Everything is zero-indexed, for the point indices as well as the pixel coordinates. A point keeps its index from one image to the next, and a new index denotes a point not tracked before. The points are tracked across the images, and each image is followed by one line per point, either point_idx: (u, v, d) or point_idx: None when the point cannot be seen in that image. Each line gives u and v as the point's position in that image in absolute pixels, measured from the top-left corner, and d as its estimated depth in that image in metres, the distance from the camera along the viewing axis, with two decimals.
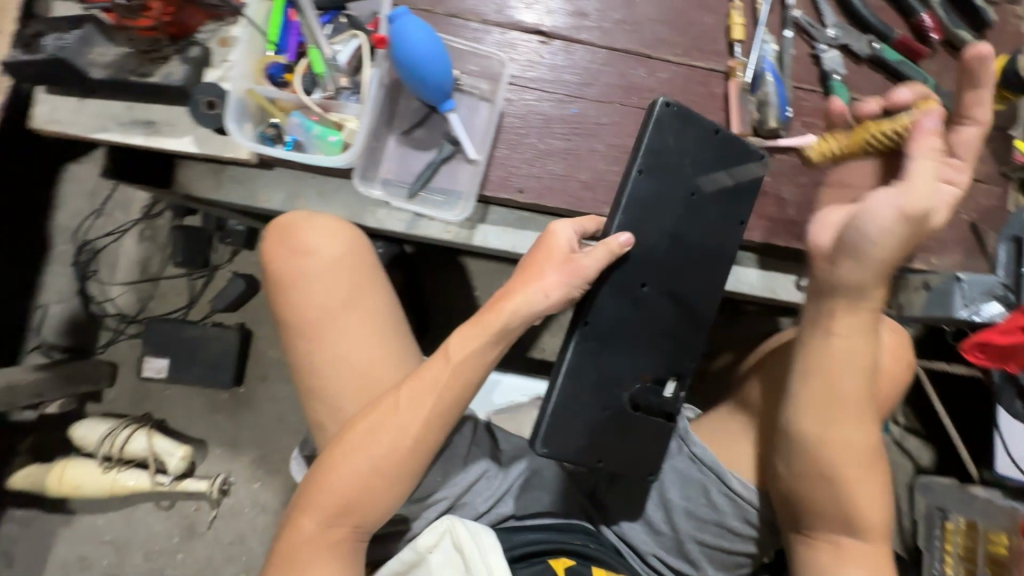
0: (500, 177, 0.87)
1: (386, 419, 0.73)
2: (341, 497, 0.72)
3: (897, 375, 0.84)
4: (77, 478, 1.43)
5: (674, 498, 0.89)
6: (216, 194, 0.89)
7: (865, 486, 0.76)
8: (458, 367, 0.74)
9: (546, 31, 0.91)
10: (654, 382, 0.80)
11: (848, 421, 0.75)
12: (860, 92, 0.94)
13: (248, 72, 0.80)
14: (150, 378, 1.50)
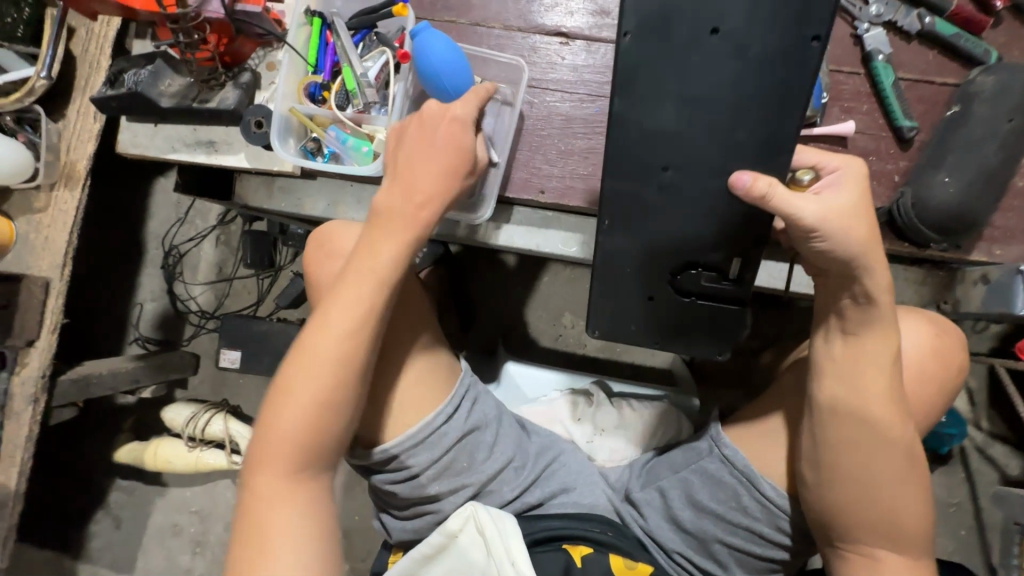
0: (523, 178, 0.92)
1: (314, 344, 0.73)
2: (285, 441, 0.72)
3: (951, 378, 0.77)
4: (168, 454, 1.62)
5: (703, 497, 0.89)
6: (268, 204, 1.00)
7: (901, 488, 0.74)
8: (382, 272, 0.75)
9: (568, 32, 0.93)
10: (716, 270, 0.83)
11: (878, 424, 0.73)
12: (908, 72, 0.88)
13: (290, 92, 0.88)
14: (226, 368, 1.64)
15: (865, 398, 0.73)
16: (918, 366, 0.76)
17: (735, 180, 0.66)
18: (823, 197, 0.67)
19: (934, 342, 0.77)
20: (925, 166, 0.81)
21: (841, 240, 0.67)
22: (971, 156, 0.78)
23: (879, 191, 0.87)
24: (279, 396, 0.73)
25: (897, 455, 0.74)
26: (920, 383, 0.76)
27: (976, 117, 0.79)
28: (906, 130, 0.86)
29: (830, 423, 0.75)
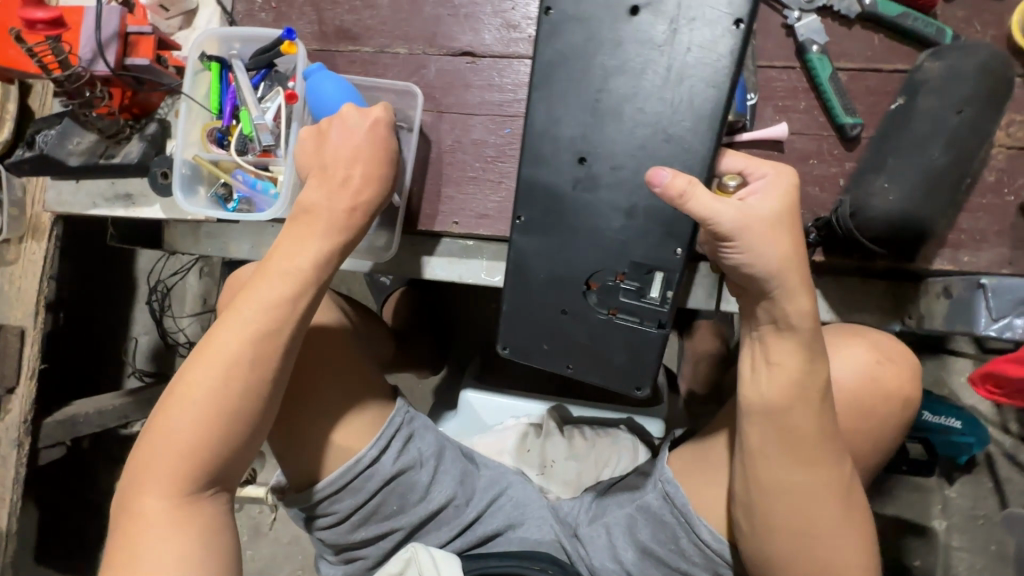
0: (438, 208, 0.88)
1: (224, 341, 0.65)
2: (172, 460, 0.63)
3: (891, 409, 0.68)
4: None
5: (646, 539, 0.82)
6: (196, 250, 0.99)
7: (840, 534, 0.65)
8: (302, 272, 0.69)
9: (475, 50, 0.88)
10: (637, 284, 0.73)
11: (813, 461, 0.64)
12: (850, 61, 0.78)
13: (194, 139, 0.87)
14: None
15: (798, 434, 0.63)
16: (852, 397, 0.67)
17: (653, 177, 0.59)
18: (743, 206, 0.60)
19: (873, 369, 0.67)
20: (865, 170, 0.72)
21: (755, 257, 0.59)
22: (915, 158, 0.68)
23: (822, 198, 0.78)
24: (169, 407, 0.64)
25: (834, 498, 0.64)
26: (853, 415, 0.67)
27: (921, 111, 0.69)
28: (849, 128, 0.76)
29: (767, 465, 0.65)
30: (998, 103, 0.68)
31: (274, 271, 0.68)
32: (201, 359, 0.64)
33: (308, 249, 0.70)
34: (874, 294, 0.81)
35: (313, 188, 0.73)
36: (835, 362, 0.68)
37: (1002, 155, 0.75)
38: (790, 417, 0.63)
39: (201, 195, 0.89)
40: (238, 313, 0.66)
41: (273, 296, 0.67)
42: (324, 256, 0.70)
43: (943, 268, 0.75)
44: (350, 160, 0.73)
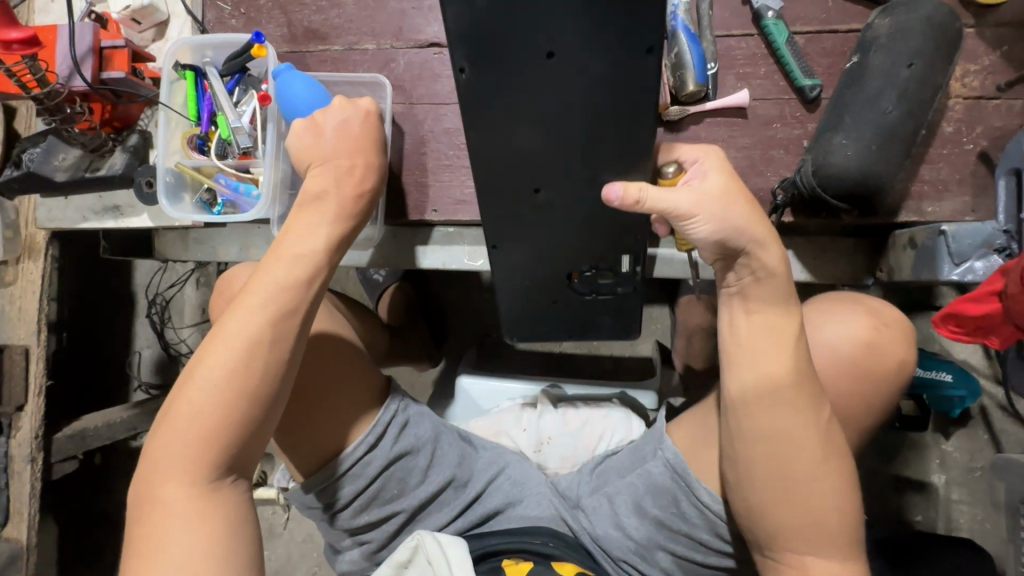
0: (417, 198, 0.90)
1: (232, 323, 0.63)
2: (194, 444, 0.61)
3: (880, 373, 0.70)
4: None
5: (648, 505, 0.83)
6: (186, 257, 1.02)
7: (823, 481, 0.64)
8: (309, 255, 0.68)
9: (442, 41, 0.90)
10: (608, 268, 0.76)
11: (796, 407, 0.63)
12: (806, 24, 0.80)
13: (176, 147, 0.89)
14: None
15: (774, 382, 0.63)
16: (845, 360, 0.69)
17: (608, 196, 0.56)
18: (698, 190, 0.59)
19: (870, 335, 0.70)
20: (824, 128, 0.74)
21: (724, 232, 0.59)
22: (871, 113, 0.70)
23: (787, 159, 0.80)
24: (187, 390, 0.62)
25: (820, 448, 0.64)
26: (843, 372, 0.69)
27: (873, 67, 0.71)
28: (808, 90, 0.78)
29: (749, 409, 0.65)
30: (948, 54, 0.69)
31: (285, 254, 0.67)
32: (217, 341, 0.63)
33: (318, 234, 0.70)
34: (845, 251, 0.83)
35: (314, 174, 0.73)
36: (833, 326, 0.70)
37: (959, 105, 0.77)
38: (776, 357, 0.63)
39: (186, 202, 0.91)
40: (251, 294, 0.64)
41: (288, 278, 0.66)
42: (331, 241, 0.71)
43: (910, 220, 0.77)
44: (343, 145, 0.75)
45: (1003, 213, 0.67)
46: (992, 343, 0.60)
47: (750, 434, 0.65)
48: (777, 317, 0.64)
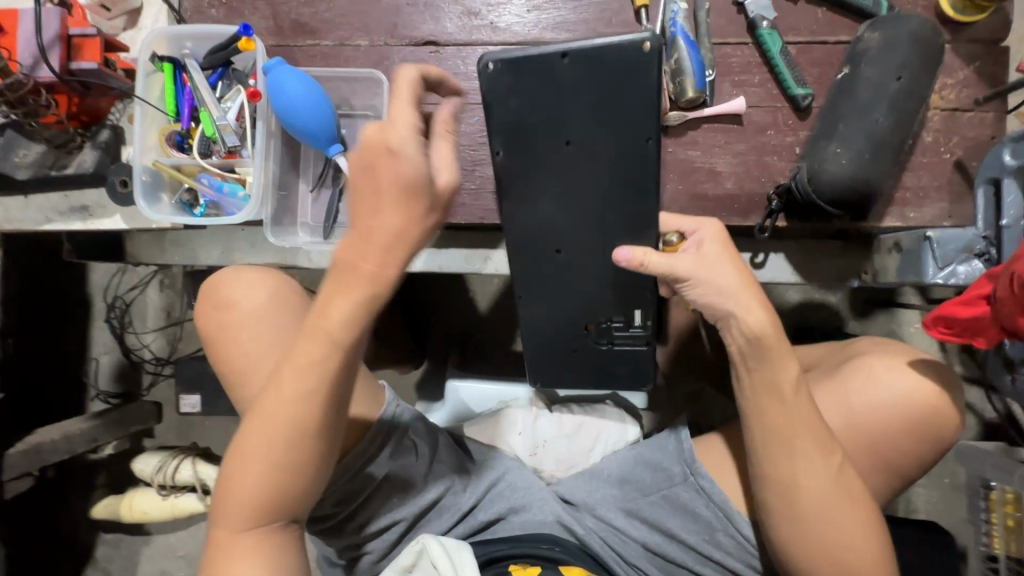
0: None
1: (280, 390, 0.59)
2: (250, 514, 0.61)
3: (931, 423, 0.69)
4: (143, 505, 1.53)
5: (675, 527, 0.87)
6: (163, 260, 0.96)
7: (845, 517, 0.66)
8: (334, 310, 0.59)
9: (438, 39, 0.87)
10: (623, 319, 0.80)
11: (809, 452, 0.65)
12: (798, 34, 0.83)
13: (152, 144, 0.84)
14: (188, 414, 1.54)
15: (778, 430, 0.66)
16: (897, 411, 0.69)
17: (618, 258, 0.68)
18: (695, 254, 0.67)
19: (921, 391, 0.70)
20: (819, 136, 0.76)
21: (711, 290, 0.66)
22: (862, 124, 0.73)
23: (781, 166, 0.82)
24: (236, 466, 0.61)
25: (842, 485, 0.66)
26: (896, 423, 0.70)
27: (864, 79, 0.74)
28: (801, 99, 0.80)
29: (757, 449, 0.68)
30: (933, 68, 0.73)
31: (310, 327, 0.59)
32: (257, 419, 0.60)
33: (334, 307, 0.57)
34: (833, 254, 0.87)
35: (375, 209, 0.53)
36: (888, 377, 0.71)
37: (938, 117, 0.81)
38: (784, 394, 0.65)
39: (165, 203, 0.86)
40: (283, 374, 0.60)
41: (315, 358, 0.59)
42: (354, 318, 0.57)
43: (893, 226, 0.81)
44: (405, 181, 0.52)
45: (981, 219, 0.71)
46: (978, 344, 0.63)
47: (767, 475, 0.67)
48: (779, 367, 0.65)
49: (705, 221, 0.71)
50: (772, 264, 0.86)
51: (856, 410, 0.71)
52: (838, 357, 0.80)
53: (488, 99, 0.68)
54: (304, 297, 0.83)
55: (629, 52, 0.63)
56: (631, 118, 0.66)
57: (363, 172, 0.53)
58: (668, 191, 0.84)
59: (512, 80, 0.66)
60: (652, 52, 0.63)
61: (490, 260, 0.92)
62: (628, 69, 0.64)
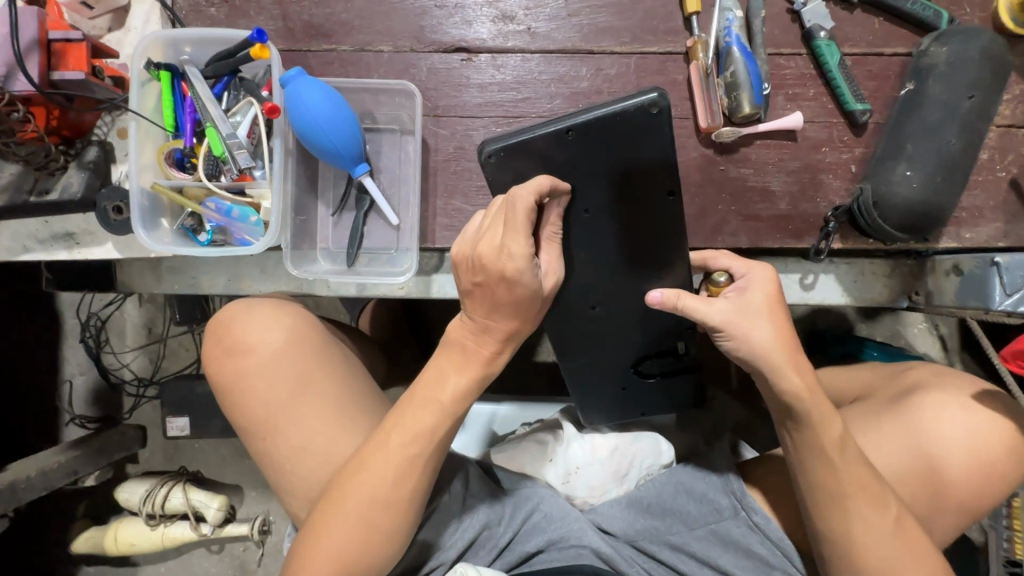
0: (444, 222, 0.80)
1: (374, 457, 0.65)
2: (331, 568, 0.63)
3: (997, 461, 0.67)
4: (130, 537, 1.42)
5: (724, 561, 0.81)
6: (160, 289, 0.86)
7: (914, 566, 0.62)
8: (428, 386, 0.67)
9: (470, 45, 0.80)
10: (666, 353, 0.84)
11: (865, 509, 0.62)
12: (854, 46, 0.78)
13: (148, 163, 0.74)
14: (176, 437, 1.40)
15: (828, 487, 0.62)
16: (965, 452, 0.67)
17: (651, 299, 0.63)
18: (736, 300, 0.62)
19: (988, 433, 0.67)
20: (882, 156, 0.73)
21: (744, 343, 0.60)
22: (931, 144, 0.69)
23: (836, 184, 0.79)
24: (327, 517, 0.65)
25: (909, 537, 0.62)
26: (962, 465, 0.67)
27: (932, 97, 0.70)
28: (859, 115, 0.77)
29: (813, 504, 0.64)
30: (1002, 85, 0.70)
31: (418, 396, 0.66)
32: (356, 476, 0.65)
33: (447, 382, 0.66)
34: (883, 274, 0.84)
35: (490, 313, 0.63)
36: (951, 417, 0.68)
37: (994, 133, 0.79)
38: (837, 448, 0.62)
39: (165, 229, 0.77)
40: (387, 437, 0.65)
41: (423, 425, 0.65)
42: (464, 393, 0.66)
43: (947, 246, 0.79)
44: (515, 293, 0.61)
45: None
46: None
47: (824, 528, 0.64)
48: (823, 425, 0.62)
49: (750, 265, 0.65)
50: (822, 286, 0.83)
51: (922, 451, 0.68)
52: (894, 385, 0.76)
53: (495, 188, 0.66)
54: (322, 340, 0.79)
55: (639, 114, 0.61)
56: (642, 176, 0.65)
57: (475, 287, 0.62)
58: (720, 212, 0.79)
59: (519, 164, 0.64)
60: (660, 113, 0.61)
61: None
62: (637, 131, 0.62)
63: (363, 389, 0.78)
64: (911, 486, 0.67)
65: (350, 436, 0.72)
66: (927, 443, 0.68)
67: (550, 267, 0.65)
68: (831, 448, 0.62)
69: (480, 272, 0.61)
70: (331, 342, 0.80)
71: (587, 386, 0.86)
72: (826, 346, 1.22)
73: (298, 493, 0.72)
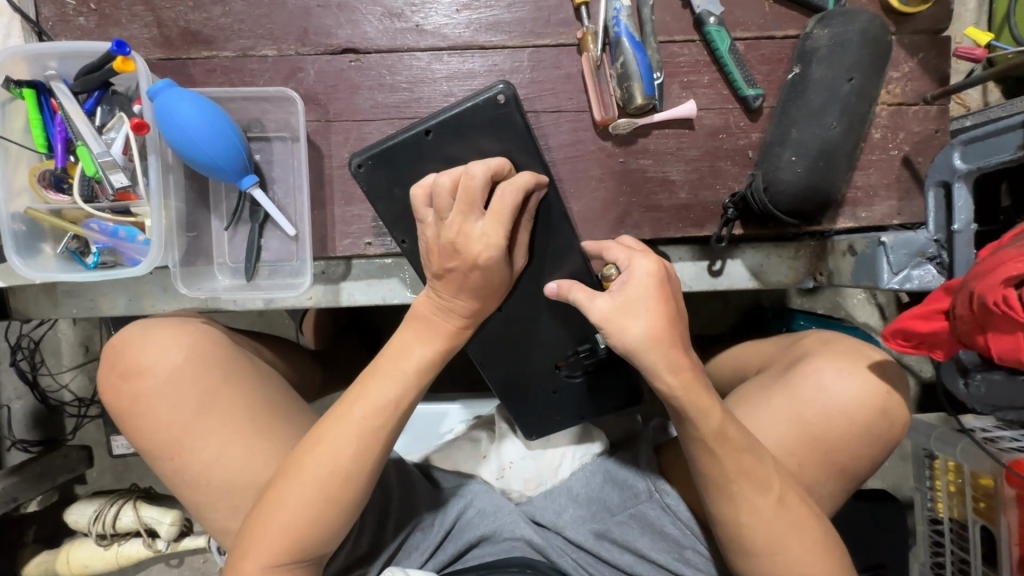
0: (342, 230, 0.79)
1: (332, 434, 0.65)
2: (284, 540, 0.62)
3: (875, 425, 0.70)
4: (82, 557, 1.37)
5: (640, 542, 0.83)
6: (58, 315, 0.83)
7: (798, 540, 0.64)
8: (385, 363, 0.68)
9: (359, 46, 0.77)
10: (587, 348, 0.86)
11: (754, 493, 0.64)
12: (745, 30, 0.78)
13: (21, 186, 0.71)
14: (125, 454, 1.38)
15: (721, 478, 0.64)
16: (848, 414, 0.70)
17: (549, 289, 0.67)
18: (616, 296, 0.61)
19: (874, 392, 0.70)
20: (772, 142, 0.73)
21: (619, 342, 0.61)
22: (816, 129, 0.69)
23: (734, 171, 0.79)
24: (281, 492, 0.63)
25: (794, 512, 0.65)
26: (849, 427, 0.70)
27: (815, 80, 0.70)
28: (751, 101, 0.77)
29: (706, 489, 0.66)
30: (882, 66, 0.70)
31: (381, 369, 0.67)
32: (315, 448, 0.64)
33: (411, 352, 0.68)
34: (786, 257, 0.85)
35: (454, 294, 0.68)
36: (836, 380, 0.71)
37: (886, 111, 0.80)
38: (720, 436, 0.63)
39: (48, 254, 0.74)
40: (351, 408, 0.66)
41: (385, 397, 0.66)
42: (428, 362, 0.68)
43: (845, 226, 0.81)
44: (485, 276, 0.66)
45: (932, 222, 0.70)
46: (936, 356, 0.62)
47: (716, 510, 0.66)
48: (702, 418, 0.62)
49: (635, 259, 0.64)
50: (730, 272, 0.83)
51: (818, 421, 0.70)
52: (790, 353, 0.79)
53: (373, 199, 0.69)
54: (231, 350, 0.74)
55: (487, 107, 0.66)
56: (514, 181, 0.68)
57: (449, 272, 0.66)
58: (621, 204, 0.79)
59: (387, 172, 0.68)
60: (507, 102, 0.66)
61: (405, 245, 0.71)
62: (493, 123, 0.66)
63: (279, 390, 0.76)
64: (800, 456, 0.70)
65: (269, 442, 0.70)
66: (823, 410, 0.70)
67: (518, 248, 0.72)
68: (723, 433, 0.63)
69: (452, 257, 0.64)
70: (241, 352, 0.76)
71: (524, 395, 0.89)
72: (759, 324, 1.24)
73: (221, 501, 0.69)
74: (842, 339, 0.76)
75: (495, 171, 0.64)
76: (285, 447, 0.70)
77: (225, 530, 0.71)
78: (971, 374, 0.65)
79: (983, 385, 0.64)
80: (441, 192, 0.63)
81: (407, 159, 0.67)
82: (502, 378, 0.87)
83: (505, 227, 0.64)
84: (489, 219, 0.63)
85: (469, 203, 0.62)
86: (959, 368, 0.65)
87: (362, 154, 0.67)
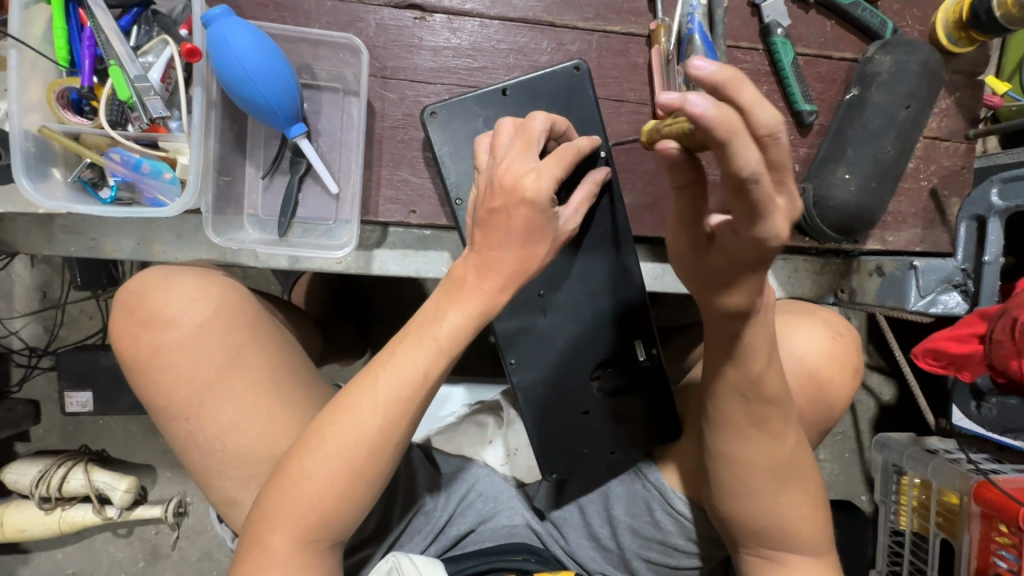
0: (388, 194, 0.74)
1: (352, 408, 0.53)
2: (306, 518, 0.53)
3: (846, 380, 0.69)
4: (17, 522, 1.16)
5: (618, 513, 0.74)
6: (53, 252, 0.74)
7: (789, 498, 0.60)
8: (415, 327, 0.53)
9: (425, 3, 0.74)
10: (627, 360, 0.78)
11: (801, 496, 0.60)
12: (806, 46, 0.80)
13: (35, 102, 0.63)
14: (78, 413, 1.13)
15: (783, 479, 0.59)
16: (812, 370, 0.68)
17: (696, 68, 0.35)
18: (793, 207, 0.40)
19: (830, 344, 0.69)
20: (825, 159, 0.76)
21: (686, 240, 0.51)
22: (868, 151, 0.74)
23: None
24: (302, 466, 0.53)
25: (796, 466, 0.59)
26: (807, 379, 0.67)
27: (874, 103, 0.74)
28: (806, 116, 0.78)
29: (740, 484, 0.60)
30: (933, 99, 0.74)
31: (410, 333, 0.53)
32: (336, 421, 0.53)
33: (445, 317, 0.52)
34: (813, 272, 0.85)
35: (499, 246, 0.51)
36: (796, 341, 0.68)
37: (922, 143, 0.83)
38: (757, 388, 0.55)
39: (58, 181, 0.66)
40: (375, 377, 0.53)
41: (415, 367, 0.52)
42: (467, 331, 0.52)
43: (872, 248, 0.83)
44: (526, 265, 0.52)
45: (961, 253, 0.75)
46: (962, 376, 0.70)
47: (717, 465, 0.60)
48: (758, 367, 0.55)
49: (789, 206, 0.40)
50: None
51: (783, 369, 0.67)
52: None
53: (441, 144, 0.71)
54: (254, 310, 0.68)
55: (565, 76, 0.71)
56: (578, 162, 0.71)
57: (491, 215, 0.51)
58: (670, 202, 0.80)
59: (460, 124, 0.71)
60: (584, 75, 0.72)
61: (460, 203, 0.71)
62: (567, 91, 0.71)
63: (298, 359, 0.70)
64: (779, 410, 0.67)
65: (290, 411, 0.64)
66: (794, 367, 0.67)
67: (573, 204, 0.56)
68: (776, 436, 0.58)
69: (500, 197, 0.50)
70: (267, 316, 0.72)
71: (545, 411, 0.77)
72: None
73: (235, 470, 0.63)
74: (796, 303, 0.76)
75: (556, 122, 0.56)
76: (304, 415, 0.65)
77: (232, 503, 0.65)
78: (986, 397, 0.71)
79: (997, 408, 0.70)
80: (500, 131, 0.54)
81: (476, 120, 0.71)
82: (525, 380, 0.76)
83: (563, 170, 0.51)
84: (549, 160, 0.51)
85: (526, 142, 0.52)
86: (974, 391, 0.71)
87: (438, 105, 0.71)
